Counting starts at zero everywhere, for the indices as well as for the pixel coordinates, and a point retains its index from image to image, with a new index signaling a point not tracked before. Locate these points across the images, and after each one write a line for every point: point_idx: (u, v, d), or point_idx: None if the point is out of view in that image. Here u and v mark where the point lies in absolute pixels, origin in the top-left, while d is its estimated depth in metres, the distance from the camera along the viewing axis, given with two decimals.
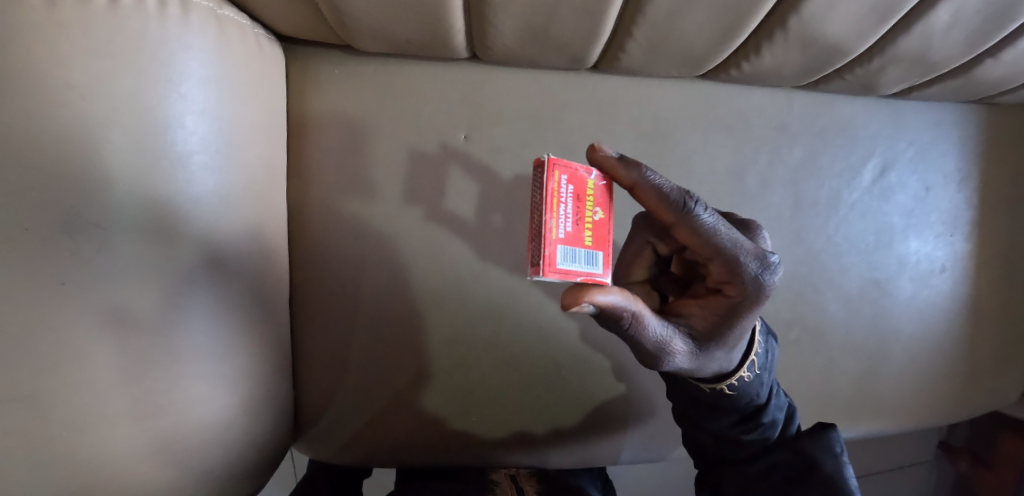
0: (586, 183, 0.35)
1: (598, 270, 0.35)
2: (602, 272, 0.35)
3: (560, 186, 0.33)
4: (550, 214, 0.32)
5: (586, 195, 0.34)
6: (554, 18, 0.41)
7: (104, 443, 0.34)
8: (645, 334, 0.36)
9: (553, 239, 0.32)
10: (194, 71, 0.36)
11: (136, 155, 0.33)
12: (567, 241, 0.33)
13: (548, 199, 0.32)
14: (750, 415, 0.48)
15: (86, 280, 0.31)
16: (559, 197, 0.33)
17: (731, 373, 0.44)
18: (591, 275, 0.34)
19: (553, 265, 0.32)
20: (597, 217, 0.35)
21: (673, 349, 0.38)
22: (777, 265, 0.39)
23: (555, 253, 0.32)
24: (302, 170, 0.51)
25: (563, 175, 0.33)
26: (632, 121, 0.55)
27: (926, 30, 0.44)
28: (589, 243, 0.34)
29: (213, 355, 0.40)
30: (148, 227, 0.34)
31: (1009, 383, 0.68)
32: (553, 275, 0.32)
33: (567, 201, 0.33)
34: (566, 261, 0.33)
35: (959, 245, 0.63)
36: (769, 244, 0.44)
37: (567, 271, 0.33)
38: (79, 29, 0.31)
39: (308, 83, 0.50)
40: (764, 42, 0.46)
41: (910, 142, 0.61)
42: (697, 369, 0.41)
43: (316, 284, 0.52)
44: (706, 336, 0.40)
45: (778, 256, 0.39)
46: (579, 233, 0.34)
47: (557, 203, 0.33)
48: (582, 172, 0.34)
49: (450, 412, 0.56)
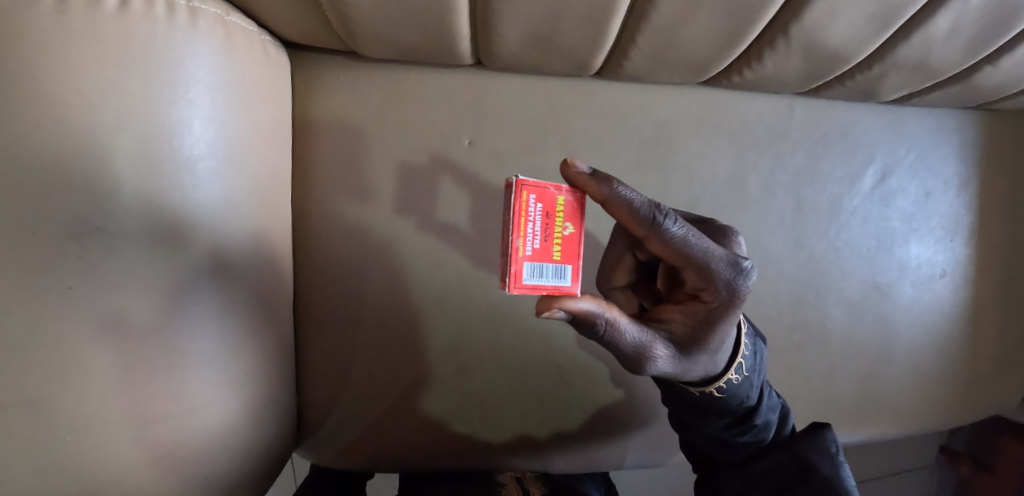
0: (556, 199, 0.33)
1: (566, 282, 0.35)
2: (570, 284, 0.35)
3: (528, 205, 0.32)
4: (516, 233, 0.32)
5: (556, 212, 0.33)
6: (557, 25, 0.41)
7: (109, 447, 0.34)
8: (624, 340, 0.36)
9: (520, 257, 0.32)
10: (201, 75, 0.36)
11: (142, 159, 0.33)
12: (534, 258, 0.33)
13: (515, 220, 0.31)
14: (738, 417, 0.48)
15: (91, 286, 0.32)
16: (527, 216, 0.32)
17: (717, 376, 0.44)
18: (558, 288, 0.34)
19: (519, 282, 0.32)
20: (567, 232, 0.34)
21: (654, 353, 0.37)
22: (750, 269, 0.39)
23: (522, 270, 0.32)
24: (306, 176, 0.51)
25: (533, 194, 0.32)
26: (634, 127, 0.55)
27: (925, 38, 0.45)
28: (558, 257, 0.34)
29: (219, 360, 0.40)
30: (155, 232, 0.34)
31: (1010, 386, 0.68)
32: (520, 291, 0.32)
33: (536, 219, 0.32)
34: (533, 277, 0.33)
35: (959, 249, 0.64)
36: (744, 250, 0.42)
37: (534, 286, 0.33)
38: (89, 36, 0.31)
39: (314, 88, 0.50)
40: (765, 50, 0.47)
41: (910, 148, 0.61)
42: (681, 373, 0.40)
43: (320, 289, 0.52)
44: (686, 341, 0.39)
45: (750, 261, 0.39)
46: (547, 249, 0.33)
47: (524, 222, 0.32)
48: (552, 189, 0.33)
49: (453, 417, 0.56)
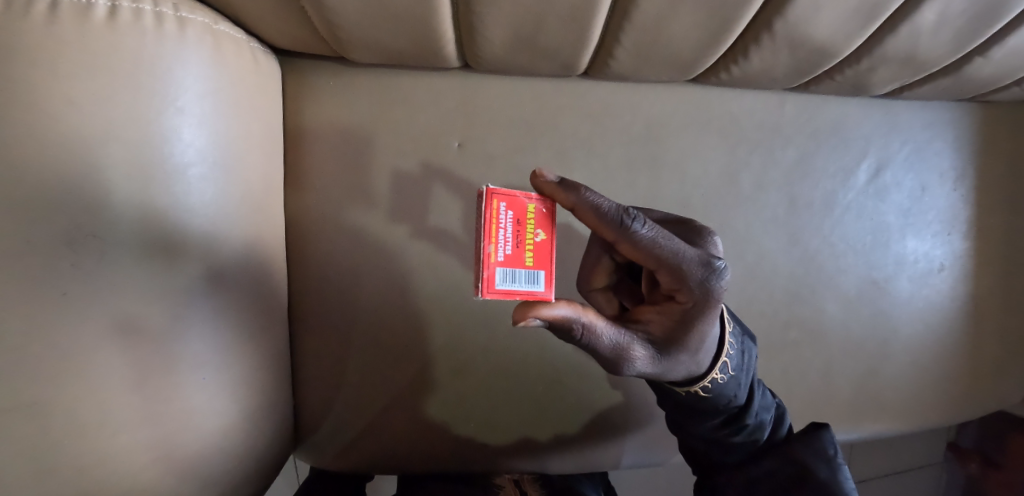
0: (526, 207, 0.34)
1: (540, 288, 0.34)
2: (544, 290, 0.34)
3: (498, 213, 0.32)
4: (487, 239, 0.31)
5: (526, 219, 0.34)
6: (540, 26, 0.41)
7: (98, 454, 0.34)
8: (601, 342, 0.36)
9: (492, 262, 0.32)
10: (190, 84, 0.37)
11: (133, 167, 0.34)
12: (507, 264, 0.32)
13: (486, 226, 0.31)
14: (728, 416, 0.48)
15: (84, 293, 0.32)
16: (498, 223, 0.32)
17: (702, 376, 0.43)
18: (532, 294, 0.34)
19: (492, 287, 0.31)
20: (539, 239, 0.34)
21: (631, 354, 0.37)
22: (725, 269, 0.38)
23: (494, 276, 0.32)
24: (298, 181, 0.51)
25: (503, 203, 0.32)
26: (624, 126, 0.55)
27: (911, 31, 0.44)
28: (531, 263, 0.33)
29: (211, 365, 0.40)
30: (147, 239, 0.35)
31: (1013, 382, 0.67)
32: (493, 296, 0.31)
33: (507, 226, 0.33)
34: (506, 282, 0.32)
35: (956, 243, 0.63)
36: (721, 249, 0.42)
37: (507, 291, 0.32)
38: (79, 47, 0.32)
39: (305, 94, 0.51)
40: (751, 46, 0.47)
41: (904, 142, 0.61)
42: (662, 373, 0.40)
43: (314, 293, 0.52)
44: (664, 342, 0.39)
45: (724, 260, 0.38)
46: (519, 255, 0.33)
47: (495, 229, 0.32)
48: (522, 197, 0.33)
49: (448, 421, 0.56)
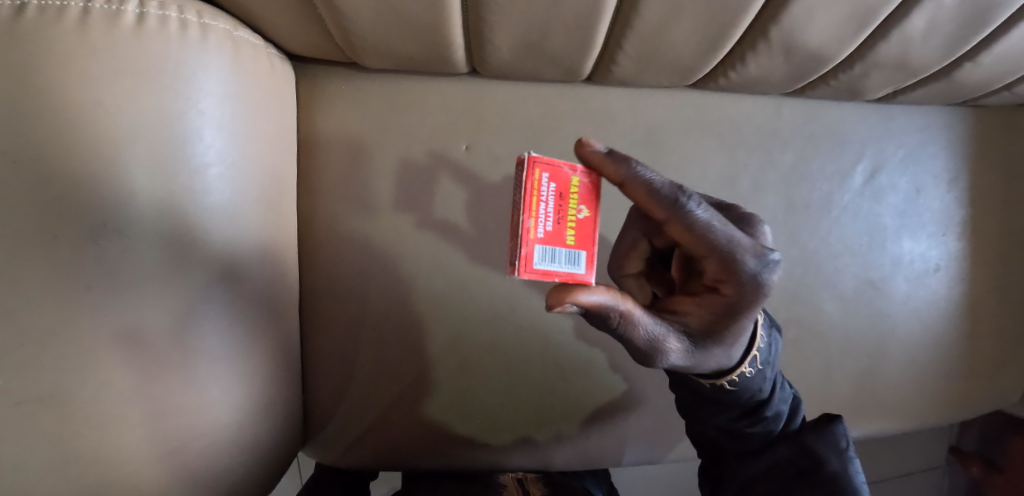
0: (569, 180, 0.34)
1: (580, 269, 0.35)
2: (584, 272, 0.35)
3: (540, 184, 0.32)
4: (528, 213, 0.32)
5: (569, 194, 0.34)
6: (545, 33, 0.43)
7: (117, 440, 0.35)
8: (636, 332, 0.36)
9: (531, 238, 0.32)
10: (211, 87, 0.38)
11: (157, 166, 0.35)
12: (546, 241, 0.33)
13: (527, 199, 0.32)
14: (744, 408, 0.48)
15: (109, 285, 0.34)
16: (540, 196, 0.33)
17: (731, 369, 0.44)
18: (572, 275, 0.35)
19: (530, 266, 0.32)
20: (581, 216, 0.35)
21: (665, 344, 0.38)
22: (776, 263, 0.38)
23: (532, 254, 0.32)
24: (310, 182, 0.53)
25: (545, 173, 0.33)
26: (626, 130, 0.57)
27: (902, 38, 0.46)
28: (571, 242, 0.34)
29: (228, 359, 0.41)
30: (168, 236, 0.36)
31: (1012, 381, 0.68)
32: (530, 275, 0.32)
33: (548, 200, 0.33)
34: (545, 261, 0.33)
35: (952, 244, 0.64)
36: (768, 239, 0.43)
37: (545, 270, 0.33)
38: (107, 51, 0.33)
39: (317, 98, 0.53)
40: (748, 53, 0.48)
41: (899, 145, 0.62)
42: (694, 365, 0.41)
43: (324, 291, 0.54)
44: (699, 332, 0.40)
45: (777, 254, 0.38)
46: (560, 232, 0.34)
47: (537, 202, 0.32)
48: (566, 169, 0.34)
49: (453, 418, 0.57)
